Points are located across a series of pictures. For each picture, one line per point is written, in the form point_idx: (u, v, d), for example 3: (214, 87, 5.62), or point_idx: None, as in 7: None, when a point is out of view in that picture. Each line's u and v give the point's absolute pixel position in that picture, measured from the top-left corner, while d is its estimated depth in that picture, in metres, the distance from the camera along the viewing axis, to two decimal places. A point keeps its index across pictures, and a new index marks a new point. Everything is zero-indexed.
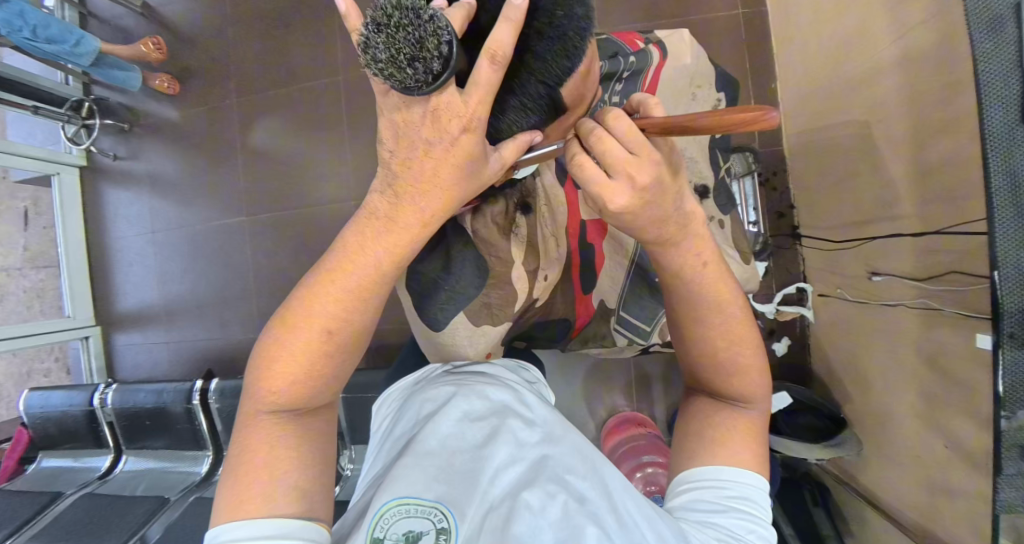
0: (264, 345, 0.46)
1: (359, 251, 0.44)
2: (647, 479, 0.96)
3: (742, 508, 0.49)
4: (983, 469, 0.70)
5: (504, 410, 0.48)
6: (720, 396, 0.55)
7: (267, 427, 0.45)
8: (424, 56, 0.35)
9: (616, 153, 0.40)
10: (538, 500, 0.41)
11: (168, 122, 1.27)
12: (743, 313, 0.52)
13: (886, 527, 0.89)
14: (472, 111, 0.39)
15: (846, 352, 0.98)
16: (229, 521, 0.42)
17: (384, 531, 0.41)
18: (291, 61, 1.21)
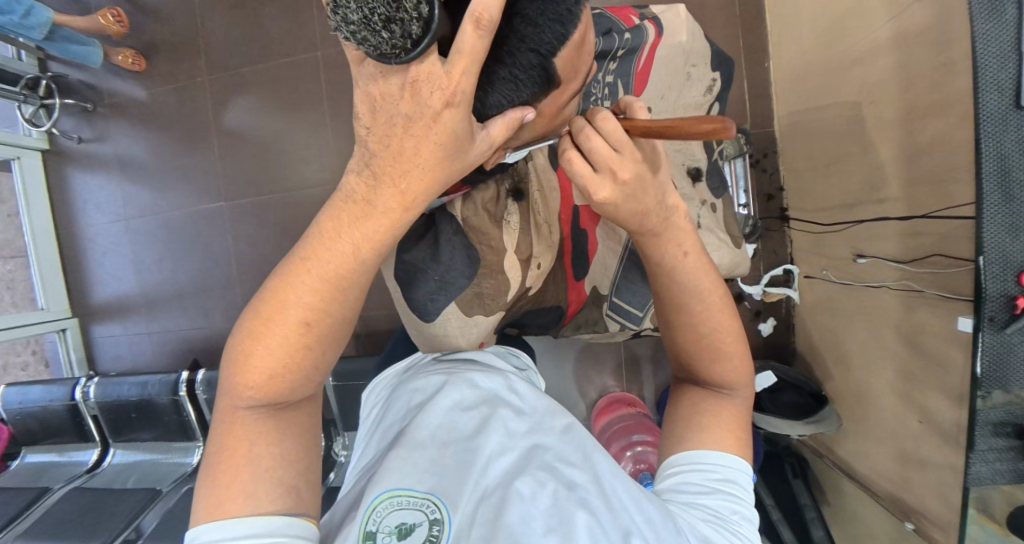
0: (239, 338, 0.43)
1: (335, 237, 0.41)
2: (636, 458, 0.99)
3: (729, 490, 0.49)
4: (957, 443, 0.73)
5: (495, 400, 0.47)
6: (703, 382, 0.54)
7: (246, 425, 0.43)
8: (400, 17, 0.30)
9: (602, 148, 0.39)
10: (528, 488, 0.40)
11: (135, 101, 1.20)
12: (725, 301, 0.52)
13: (861, 496, 0.93)
14: (456, 83, 0.34)
15: (829, 331, 1.00)
16: (206, 522, 0.39)
17: (376, 525, 0.40)
18: (265, 34, 1.15)
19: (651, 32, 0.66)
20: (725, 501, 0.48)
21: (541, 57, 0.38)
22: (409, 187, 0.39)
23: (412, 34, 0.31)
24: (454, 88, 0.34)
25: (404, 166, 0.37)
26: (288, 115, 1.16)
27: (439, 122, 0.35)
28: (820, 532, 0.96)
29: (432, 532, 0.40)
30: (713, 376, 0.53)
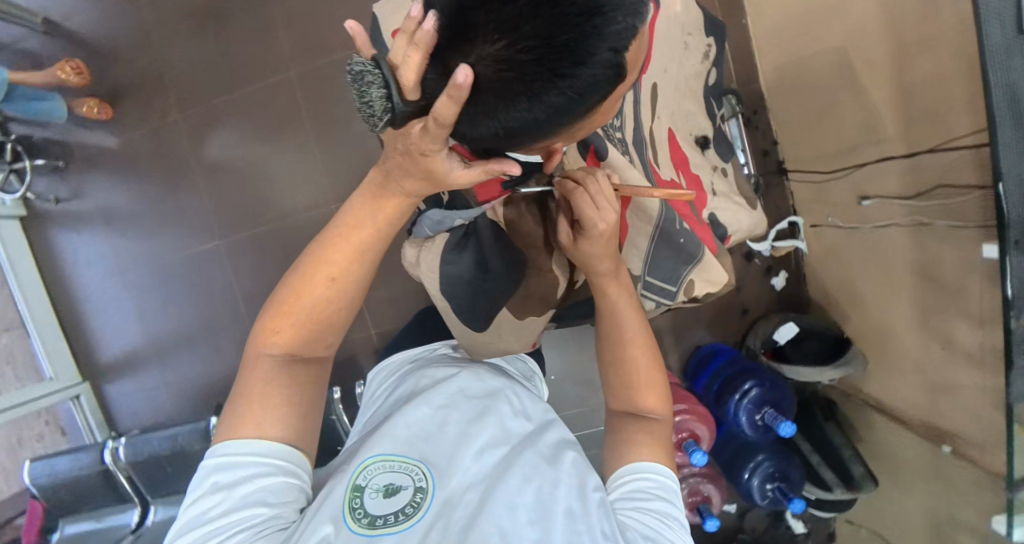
0: (280, 294, 0.47)
1: (359, 219, 0.46)
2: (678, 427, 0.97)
3: (672, 498, 0.49)
4: (984, 365, 0.76)
5: (497, 394, 0.52)
6: (630, 409, 0.57)
7: (264, 371, 0.45)
8: (369, 101, 0.30)
9: (587, 203, 0.48)
10: (518, 477, 0.42)
11: (109, 151, 1.15)
12: (641, 329, 0.59)
13: (892, 428, 0.96)
14: (422, 146, 0.34)
15: (840, 275, 1.02)
16: (221, 439, 0.43)
17: (365, 480, 0.43)
18: (237, 63, 1.13)
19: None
20: (671, 508, 0.48)
21: (596, 70, 0.29)
22: (417, 188, 0.43)
23: (380, 119, 0.31)
24: (422, 142, 0.34)
25: (403, 173, 0.41)
26: (273, 142, 1.14)
27: (419, 163, 0.37)
28: (860, 469, 0.96)
29: (415, 498, 0.42)
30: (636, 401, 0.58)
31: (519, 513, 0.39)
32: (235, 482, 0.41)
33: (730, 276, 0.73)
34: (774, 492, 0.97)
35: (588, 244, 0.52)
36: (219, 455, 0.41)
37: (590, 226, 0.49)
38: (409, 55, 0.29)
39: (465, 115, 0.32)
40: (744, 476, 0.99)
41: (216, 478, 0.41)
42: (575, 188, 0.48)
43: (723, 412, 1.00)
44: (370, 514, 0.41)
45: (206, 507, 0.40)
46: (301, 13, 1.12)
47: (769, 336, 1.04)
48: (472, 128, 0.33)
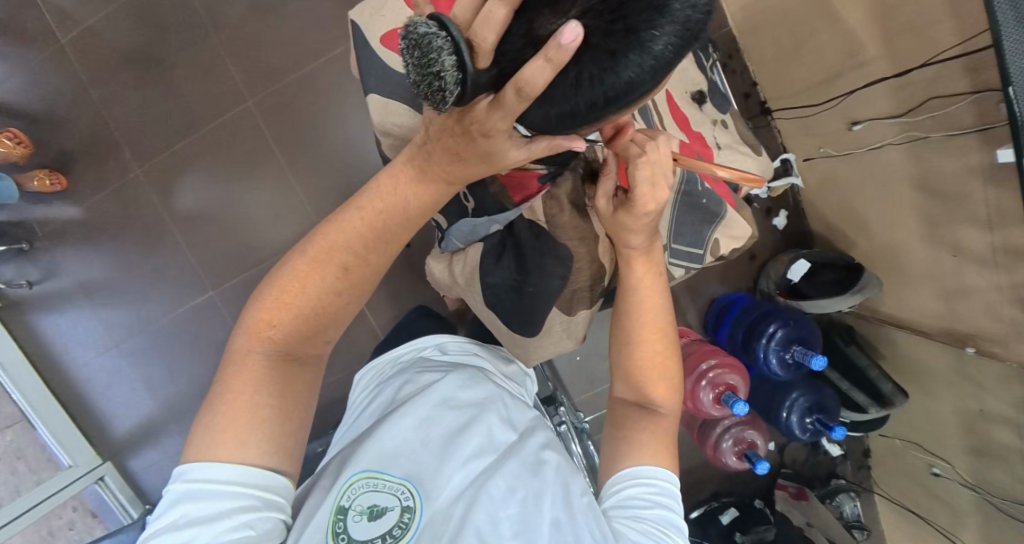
0: (287, 269, 0.44)
1: (387, 197, 0.44)
2: (714, 382, 0.98)
3: (671, 503, 0.50)
4: (999, 265, 0.77)
5: (483, 406, 0.56)
6: (638, 399, 0.58)
7: (251, 368, 0.43)
8: (441, 70, 0.25)
9: (646, 177, 0.45)
10: (502, 486, 0.46)
11: (73, 222, 1.08)
12: (661, 318, 0.57)
13: (913, 341, 0.99)
14: (492, 122, 0.33)
15: (840, 203, 1.03)
16: (194, 459, 0.40)
17: (349, 502, 0.46)
18: (192, 104, 1.07)
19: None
20: (669, 513, 0.49)
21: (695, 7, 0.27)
22: (461, 173, 0.42)
23: (451, 91, 0.26)
24: (495, 124, 0.33)
25: (449, 155, 0.40)
26: (247, 178, 1.10)
27: (476, 145, 0.37)
28: (888, 385, 0.98)
29: (402, 518, 0.45)
30: (646, 388, 0.57)
31: (502, 527, 0.43)
32: (213, 515, 0.38)
33: (752, 227, 0.74)
34: (813, 425, 0.99)
35: (627, 216, 0.50)
36: (191, 481, 0.39)
37: (638, 202, 0.47)
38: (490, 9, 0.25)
39: (553, 89, 0.29)
40: (783, 415, 1.02)
41: (189, 510, 0.38)
42: (639, 155, 0.44)
43: (753, 358, 1.03)
44: (354, 539, 0.44)
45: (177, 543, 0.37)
46: (247, 38, 1.05)
47: (782, 275, 1.07)
48: (564, 105, 0.30)
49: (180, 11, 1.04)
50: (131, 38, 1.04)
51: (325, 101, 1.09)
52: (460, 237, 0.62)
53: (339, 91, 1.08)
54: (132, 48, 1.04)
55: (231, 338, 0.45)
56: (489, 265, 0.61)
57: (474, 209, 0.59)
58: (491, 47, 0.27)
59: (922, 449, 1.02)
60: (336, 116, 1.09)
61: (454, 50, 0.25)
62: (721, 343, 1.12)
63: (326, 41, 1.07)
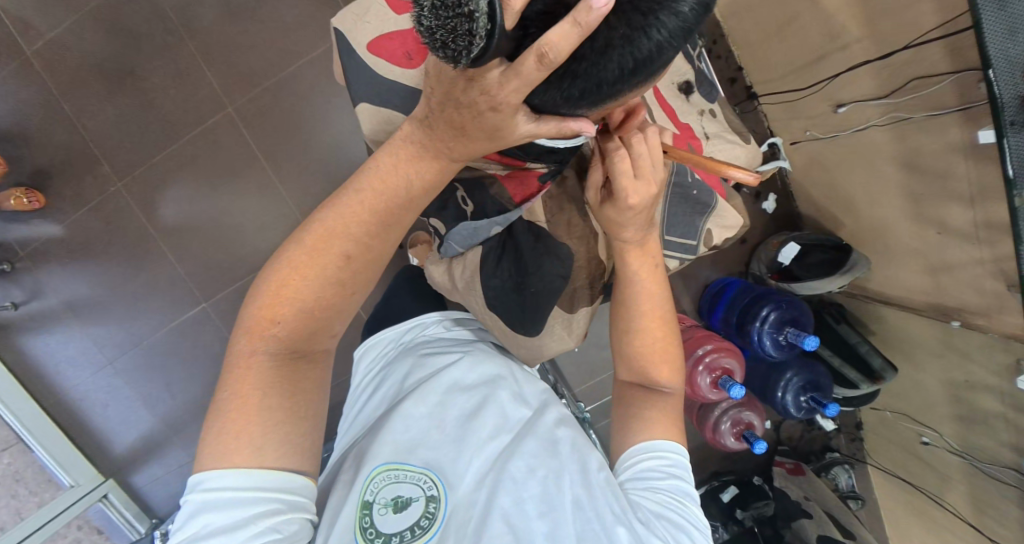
0: (286, 258, 0.43)
1: (391, 175, 0.43)
2: (711, 366, 1.00)
3: (683, 474, 0.52)
4: (982, 239, 0.79)
5: (494, 385, 0.56)
6: (643, 381, 0.58)
7: (251, 368, 0.42)
8: (474, 10, 0.24)
9: (626, 170, 0.46)
10: (522, 467, 0.47)
11: (55, 240, 1.06)
12: (663, 307, 0.59)
13: (901, 317, 1.01)
14: (506, 95, 0.31)
15: (826, 185, 1.05)
16: (212, 467, 0.39)
17: (373, 496, 0.47)
18: (170, 113, 1.04)
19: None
20: (682, 485, 0.51)
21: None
22: (467, 154, 0.40)
23: (479, 33, 0.25)
24: (505, 95, 0.31)
25: (454, 132, 0.37)
26: (232, 187, 1.08)
27: (482, 119, 0.34)
28: (878, 360, 1.01)
29: (428, 509, 0.46)
30: (650, 373, 0.58)
31: (527, 507, 0.44)
32: (237, 523, 0.38)
33: (743, 217, 0.74)
34: (808, 403, 1.02)
35: (615, 210, 0.51)
36: (208, 488, 0.38)
37: (622, 195, 0.48)
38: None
39: (582, 58, 0.30)
40: (778, 395, 1.05)
41: (213, 519, 0.38)
42: (618, 150, 0.45)
43: (748, 341, 1.05)
44: (384, 531, 0.45)
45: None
46: (222, 42, 1.03)
47: (773, 258, 1.09)
48: (592, 75, 0.31)
49: (150, 17, 1.00)
50: (100, 47, 1.00)
51: (307, 104, 1.07)
52: (459, 242, 0.60)
53: (321, 93, 1.07)
54: (102, 57, 1.01)
55: (229, 343, 0.44)
56: (490, 267, 0.61)
57: (473, 211, 0.58)
58: (515, 12, 0.28)
59: (912, 419, 1.06)
60: (319, 118, 1.08)
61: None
62: (716, 326, 1.13)
63: (306, 42, 1.05)
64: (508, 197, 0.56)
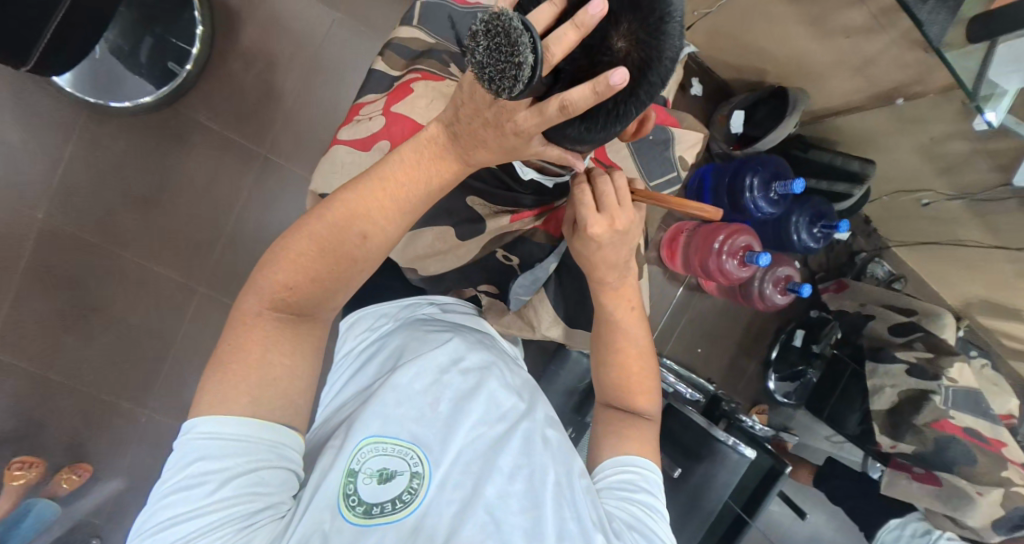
0: (303, 227, 0.46)
1: (414, 168, 0.45)
2: (733, 249, 1.06)
3: (653, 490, 0.53)
4: (885, 25, 0.86)
5: (488, 368, 0.53)
6: (621, 405, 0.59)
7: (260, 325, 0.45)
8: (521, 62, 0.31)
9: (587, 201, 0.48)
10: (509, 465, 0.45)
11: (122, 493, 1.05)
12: (643, 336, 0.59)
13: (853, 119, 1.09)
14: (528, 127, 0.38)
15: (734, 46, 1.11)
16: (206, 414, 0.42)
17: (359, 465, 0.44)
18: (151, 322, 1.03)
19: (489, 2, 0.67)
20: (653, 501, 0.51)
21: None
22: (483, 160, 0.45)
23: (521, 81, 0.31)
24: (528, 126, 0.38)
25: (475, 143, 0.43)
26: None
27: (504, 137, 0.40)
28: (856, 163, 1.10)
29: (411, 484, 0.43)
30: (628, 400, 0.59)
31: (513, 501, 0.42)
32: (225, 477, 0.41)
33: (699, 126, 0.80)
34: (822, 231, 1.11)
35: (586, 246, 0.51)
36: (196, 433, 0.41)
37: (582, 224, 0.48)
38: (567, 33, 0.32)
39: (635, 93, 0.35)
40: (795, 238, 1.13)
41: (202, 463, 0.41)
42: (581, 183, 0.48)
43: (746, 212, 1.12)
44: (365, 501, 0.42)
45: (189, 491, 0.40)
46: (157, 233, 1.01)
47: (727, 133, 1.18)
48: (647, 94, 0.35)
49: (77, 252, 0.97)
50: (50, 306, 0.97)
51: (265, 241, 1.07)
52: (520, 295, 0.65)
53: (271, 223, 1.06)
54: (57, 313, 0.97)
55: (239, 297, 0.46)
56: (555, 296, 0.66)
57: (520, 264, 0.64)
58: (553, 63, 0.33)
59: (907, 191, 1.15)
60: None
61: (536, 50, 0.30)
62: None
63: (230, 189, 1.03)
64: (544, 243, 0.63)
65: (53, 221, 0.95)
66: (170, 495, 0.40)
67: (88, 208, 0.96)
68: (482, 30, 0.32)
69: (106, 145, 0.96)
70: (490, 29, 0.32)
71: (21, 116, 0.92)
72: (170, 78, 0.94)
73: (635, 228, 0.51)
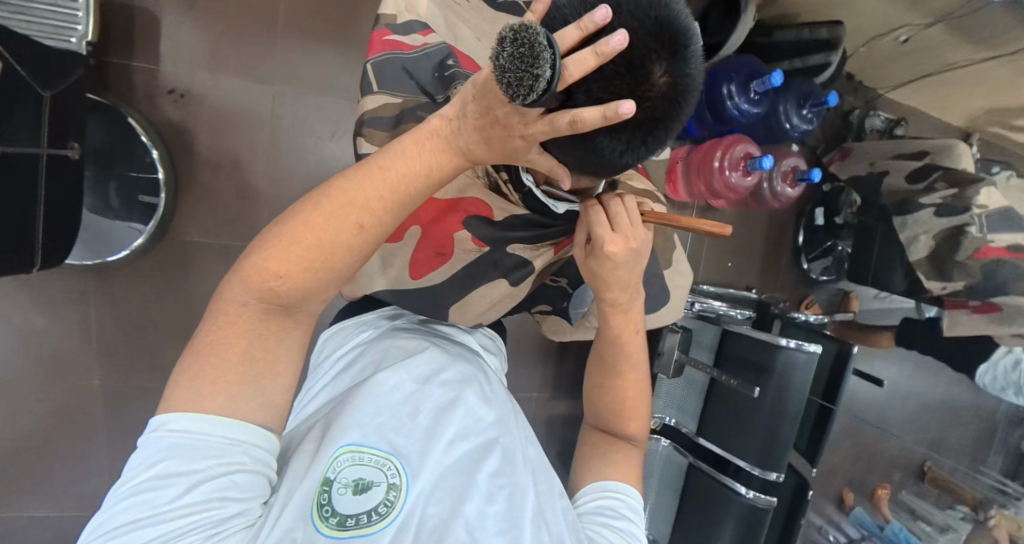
0: (299, 205, 0.41)
1: (414, 158, 0.42)
2: (732, 164, 1.06)
3: (633, 516, 0.53)
4: None
5: (467, 382, 0.50)
6: (611, 429, 0.61)
7: (246, 318, 0.40)
8: (540, 74, 0.32)
9: (602, 222, 0.49)
10: (488, 488, 0.41)
11: None
12: (644, 366, 0.61)
13: None
14: (533, 130, 0.37)
15: None
16: (178, 411, 0.37)
17: (335, 473, 0.40)
18: None
19: (435, 37, 0.69)
20: (632, 528, 0.52)
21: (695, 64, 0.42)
22: (484, 158, 0.42)
23: (535, 93, 0.33)
24: (534, 130, 0.37)
25: (476, 137, 0.41)
26: None
27: (508, 140, 0.39)
28: (824, 30, 1.05)
29: (389, 496, 0.40)
30: (618, 425, 0.61)
31: (489, 524, 0.39)
32: (192, 483, 0.36)
33: None
34: (812, 111, 1.12)
35: (602, 266, 0.52)
36: (161, 433, 0.37)
37: (599, 245, 0.49)
38: (589, 58, 0.33)
39: (657, 132, 0.41)
40: (788, 126, 1.14)
41: (171, 461, 0.36)
42: (597, 204, 0.50)
43: (732, 120, 1.11)
44: (340, 512, 0.39)
45: (153, 494, 0.35)
46: None
47: None
48: (658, 139, 0.42)
49: (145, 401, 1.02)
50: None
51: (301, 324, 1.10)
52: (579, 308, 0.74)
53: None
54: None
55: (225, 280, 0.40)
56: None
57: (567, 282, 0.72)
58: (570, 81, 0.34)
59: (881, 35, 1.12)
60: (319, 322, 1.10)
61: (555, 68, 0.32)
62: (697, 136, 1.19)
63: None
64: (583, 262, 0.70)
65: (111, 383, 0.99)
66: (130, 499, 0.35)
67: (134, 358, 1.00)
68: (510, 38, 0.34)
69: (123, 297, 0.98)
70: (516, 39, 0.33)
71: (37, 304, 0.94)
72: (151, 211, 0.93)
73: (645, 250, 0.51)
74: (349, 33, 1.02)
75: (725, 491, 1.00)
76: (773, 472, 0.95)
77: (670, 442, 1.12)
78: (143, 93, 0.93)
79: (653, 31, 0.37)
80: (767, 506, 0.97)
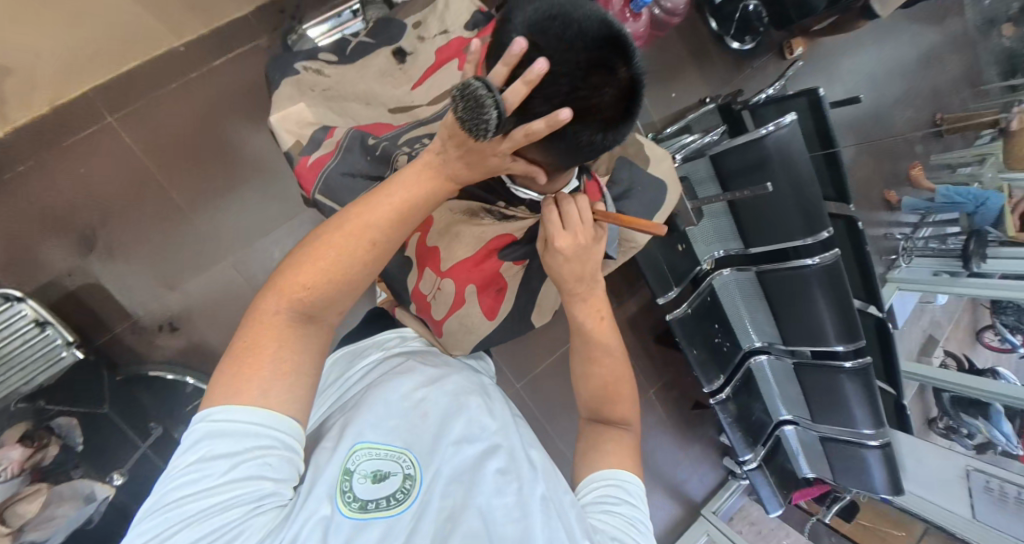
0: (322, 228, 0.44)
1: (414, 180, 0.45)
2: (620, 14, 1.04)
3: (634, 500, 0.55)
4: None
5: (473, 386, 0.54)
6: (599, 415, 0.65)
7: (276, 327, 0.40)
8: (487, 114, 0.37)
9: (557, 219, 0.54)
10: (498, 481, 0.44)
11: None
12: (619, 345, 0.64)
13: None
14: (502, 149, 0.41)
15: None
16: (224, 398, 0.37)
17: (354, 465, 0.44)
18: None
19: (340, 129, 0.68)
20: (634, 511, 0.54)
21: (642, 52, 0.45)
22: (470, 178, 0.46)
23: (490, 131, 0.38)
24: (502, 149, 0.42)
25: (469, 157, 0.43)
26: None
27: (484, 159, 0.43)
28: None
29: (405, 485, 0.43)
30: (606, 410, 0.64)
31: (496, 513, 0.42)
32: (240, 471, 0.36)
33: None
34: None
35: (558, 260, 0.56)
36: (203, 424, 0.37)
37: (551, 238, 0.54)
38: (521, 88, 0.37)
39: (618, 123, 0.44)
40: None
41: (217, 446, 0.36)
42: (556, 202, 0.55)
43: None
44: (361, 498, 0.42)
45: (198, 475, 0.35)
46: None
47: None
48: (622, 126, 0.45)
49: None
50: None
51: None
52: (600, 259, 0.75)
53: None
54: None
55: (259, 295, 0.41)
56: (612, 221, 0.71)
57: None
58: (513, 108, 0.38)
59: None
60: None
61: (500, 108, 0.37)
62: None
63: None
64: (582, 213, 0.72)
65: None
66: (182, 481, 0.35)
67: None
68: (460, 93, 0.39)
69: None
70: (464, 93, 0.39)
71: None
72: None
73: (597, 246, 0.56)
74: (245, 167, 1.03)
75: (798, 271, 1.09)
76: (824, 229, 1.02)
77: (731, 268, 1.21)
78: (143, 343, 0.98)
79: (610, 41, 0.40)
80: (835, 258, 1.05)
